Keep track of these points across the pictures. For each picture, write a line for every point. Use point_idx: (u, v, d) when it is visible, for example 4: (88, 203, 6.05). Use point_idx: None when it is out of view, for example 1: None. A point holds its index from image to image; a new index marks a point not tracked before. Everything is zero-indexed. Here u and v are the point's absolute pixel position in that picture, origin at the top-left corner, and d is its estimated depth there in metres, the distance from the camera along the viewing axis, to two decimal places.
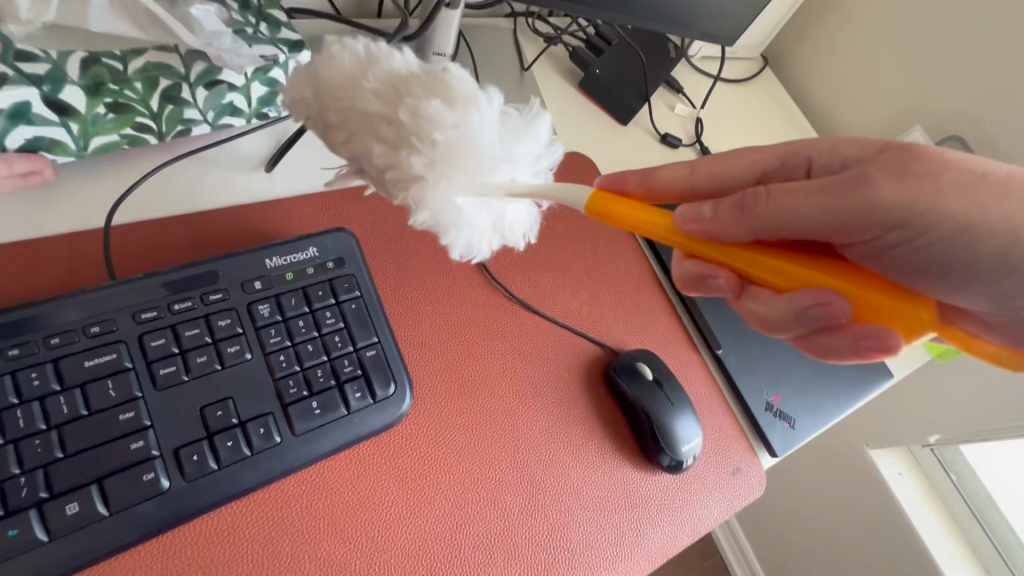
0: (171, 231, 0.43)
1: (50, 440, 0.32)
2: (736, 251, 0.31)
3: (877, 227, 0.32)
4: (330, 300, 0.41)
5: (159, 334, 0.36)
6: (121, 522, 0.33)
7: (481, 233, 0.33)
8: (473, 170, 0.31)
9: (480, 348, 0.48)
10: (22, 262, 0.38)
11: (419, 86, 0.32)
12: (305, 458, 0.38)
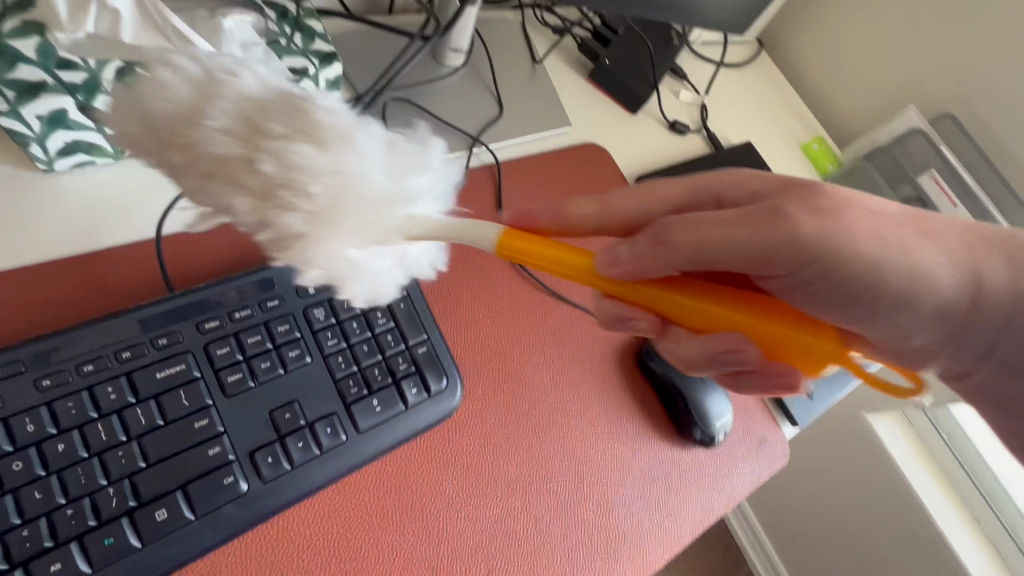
0: (225, 246, 0.40)
1: (132, 451, 0.31)
2: (642, 288, 0.33)
3: (792, 261, 0.32)
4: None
5: (224, 342, 0.34)
6: (226, 525, 0.32)
7: (384, 275, 0.33)
8: (361, 220, 0.30)
9: (518, 345, 0.46)
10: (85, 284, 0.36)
11: (279, 119, 0.29)
12: (370, 453, 0.36)
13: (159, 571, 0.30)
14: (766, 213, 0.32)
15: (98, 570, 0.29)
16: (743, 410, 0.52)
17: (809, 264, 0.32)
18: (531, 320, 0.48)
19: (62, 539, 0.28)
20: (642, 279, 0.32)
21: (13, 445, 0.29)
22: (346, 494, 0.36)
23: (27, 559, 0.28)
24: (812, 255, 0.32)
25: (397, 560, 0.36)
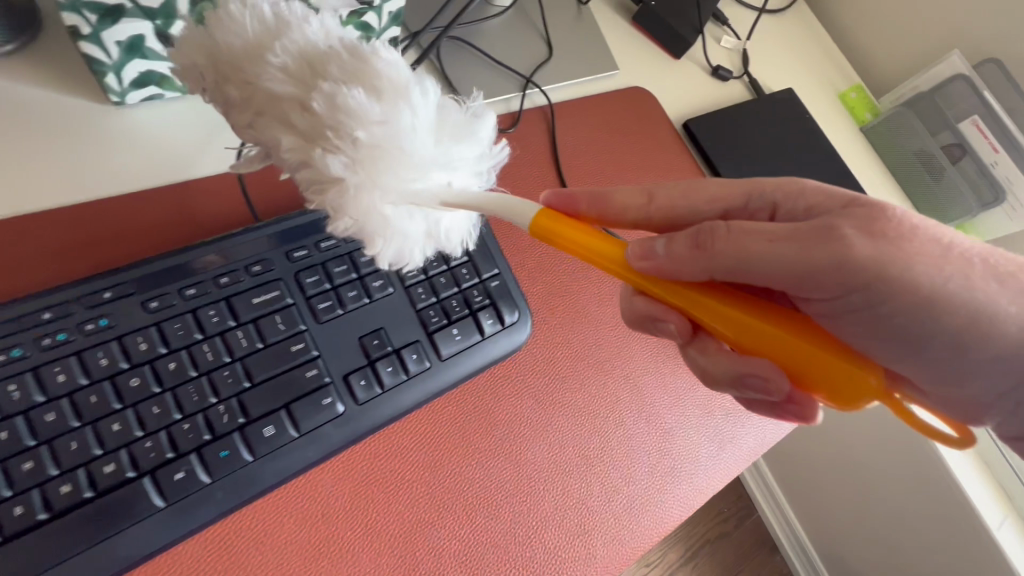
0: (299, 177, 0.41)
1: (237, 371, 0.32)
2: (671, 287, 0.30)
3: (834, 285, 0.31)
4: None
5: (312, 270, 0.35)
6: (328, 441, 0.33)
7: (414, 238, 0.29)
8: (398, 176, 0.27)
9: (583, 282, 0.47)
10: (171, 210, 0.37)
11: (338, 65, 0.27)
12: (452, 380, 0.38)
13: (272, 482, 0.32)
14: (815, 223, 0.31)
15: (216, 479, 0.30)
16: None
17: (853, 288, 0.31)
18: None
19: (183, 450, 0.30)
20: (688, 271, 0.29)
21: (128, 362, 0.30)
22: (431, 416, 0.38)
23: (153, 467, 0.29)
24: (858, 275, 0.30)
25: (482, 476, 0.38)
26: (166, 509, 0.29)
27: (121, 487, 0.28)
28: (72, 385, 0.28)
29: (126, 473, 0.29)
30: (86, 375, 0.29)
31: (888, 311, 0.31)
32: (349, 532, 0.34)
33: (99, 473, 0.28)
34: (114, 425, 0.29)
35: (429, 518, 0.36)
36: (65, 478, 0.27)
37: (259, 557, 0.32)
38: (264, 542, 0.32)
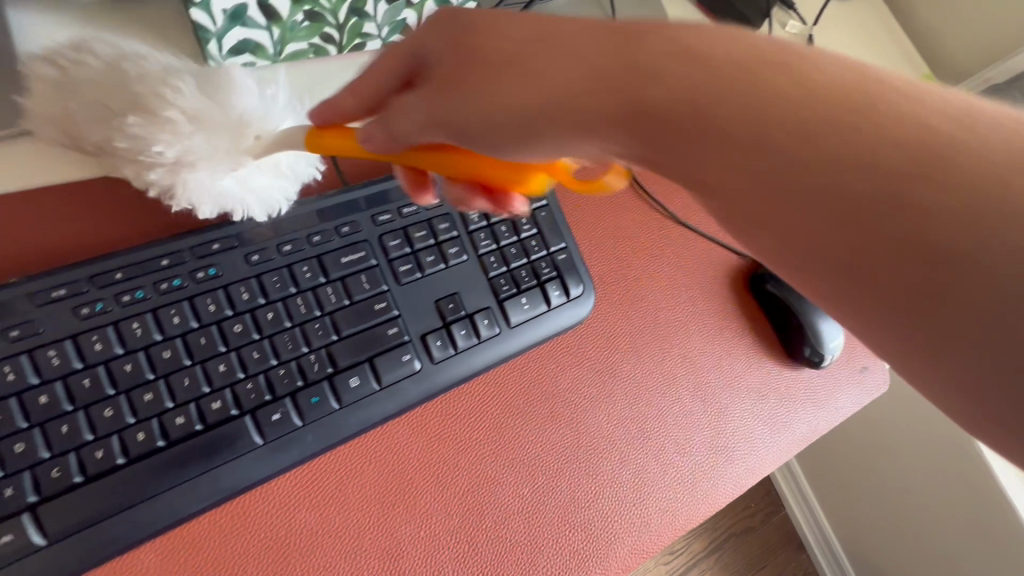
0: None
1: (327, 324, 0.34)
2: (419, 153, 0.29)
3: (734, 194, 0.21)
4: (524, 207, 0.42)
5: (395, 234, 0.37)
6: (406, 395, 0.35)
7: (259, 192, 0.33)
8: (203, 176, 0.31)
9: (645, 262, 0.48)
10: None
11: (122, 98, 0.30)
12: (519, 347, 0.39)
13: (355, 430, 0.34)
14: (745, 88, 0.21)
15: (308, 423, 0.33)
16: (849, 341, 0.53)
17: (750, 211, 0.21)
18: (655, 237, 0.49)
19: (279, 394, 0.32)
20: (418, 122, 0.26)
21: (232, 309, 0.32)
22: (501, 380, 0.39)
23: (254, 407, 0.31)
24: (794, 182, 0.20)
25: (546, 440, 0.39)
26: (264, 446, 0.31)
27: (227, 423, 0.31)
28: (185, 326, 0.31)
29: (230, 411, 0.31)
30: (197, 318, 0.31)
31: (887, 263, 0.19)
32: (425, 483, 0.35)
33: (208, 409, 0.30)
34: (220, 365, 0.31)
35: (498, 475, 0.37)
36: (180, 411, 0.30)
37: (343, 500, 0.33)
38: (349, 486, 0.34)
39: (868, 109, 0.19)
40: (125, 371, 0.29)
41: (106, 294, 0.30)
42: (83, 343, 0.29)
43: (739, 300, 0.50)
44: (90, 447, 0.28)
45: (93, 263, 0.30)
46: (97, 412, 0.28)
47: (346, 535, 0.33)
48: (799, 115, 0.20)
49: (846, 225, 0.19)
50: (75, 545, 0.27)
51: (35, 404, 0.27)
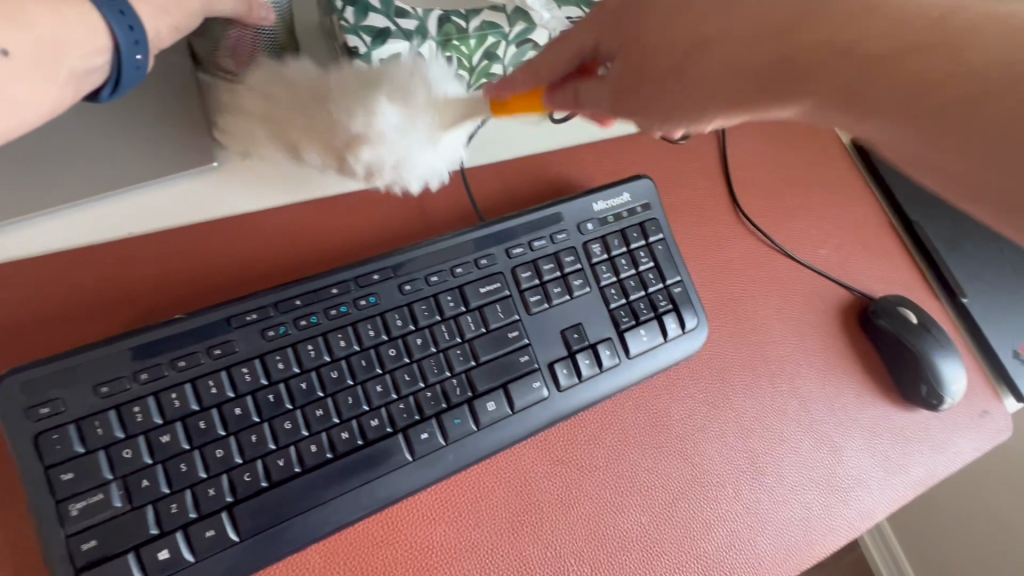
0: (504, 181, 0.45)
1: (467, 350, 0.36)
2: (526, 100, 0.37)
3: (791, 62, 0.26)
4: (642, 241, 0.43)
5: (526, 266, 0.39)
6: (536, 419, 0.37)
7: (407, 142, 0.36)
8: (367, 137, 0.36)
9: (753, 294, 0.48)
10: (405, 204, 0.42)
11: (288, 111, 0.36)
12: (635, 377, 0.41)
13: (490, 451, 0.36)
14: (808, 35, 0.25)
15: (450, 442, 0.35)
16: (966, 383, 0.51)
17: (807, 63, 0.25)
18: (764, 273, 0.50)
19: (427, 414, 0.35)
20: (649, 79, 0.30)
21: (388, 334, 0.35)
22: (619, 409, 0.41)
23: (405, 425, 0.34)
24: (828, 49, 0.25)
25: (661, 470, 0.40)
26: (414, 463, 0.34)
27: (383, 440, 0.34)
28: (350, 348, 0.34)
29: (386, 429, 0.34)
30: (359, 342, 0.34)
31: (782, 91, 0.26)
32: (552, 505, 0.37)
33: (368, 425, 0.33)
34: (378, 386, 0.34)
35: (616, 501, 0.38)
36: (344, 427, 0.33)
37: (479, 517, 0.36)
38: (483, 502, 0.36)
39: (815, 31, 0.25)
40: (302, 388, 0.33)
41: (287, 319, 0.33)
42: (268, 362, 0.32)
43: (844, 337, 0.50)
44: (273, 456, 0.31)
45: (278, 290, 0.34)
46: (279, 423, 0.32)
47: (481, 550, 0.35)
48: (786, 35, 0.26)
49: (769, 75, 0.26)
50: (257, 545, 0.31)
51: (232, 415, 0.31)
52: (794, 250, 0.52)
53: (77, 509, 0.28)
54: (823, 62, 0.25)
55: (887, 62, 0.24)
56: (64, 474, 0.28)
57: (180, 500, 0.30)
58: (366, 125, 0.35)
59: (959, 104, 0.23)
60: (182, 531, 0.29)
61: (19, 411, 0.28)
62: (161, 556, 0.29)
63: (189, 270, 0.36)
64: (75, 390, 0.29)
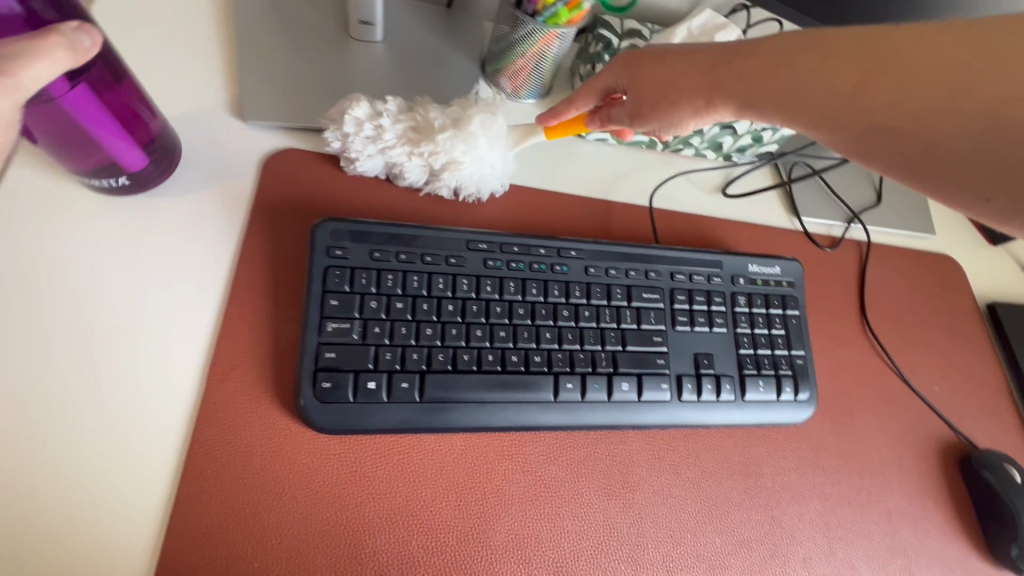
0: (675, 227, 0.54)
1: (620, 335, 0.44)
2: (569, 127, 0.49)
3: (737, 90, 0.39)
4: (781, 310, 0.49)
5: (683, 291, 0.47)
6: (653, 413, 0.43)
7: (492, 165, 0.46)
8: (488, 161, 0.46)
9: (861, 399, 0.52)
10: (597, 218, 0.52)
11: (392, 131, 0.44)
12: (742, 418, 0.46)
13: (610, 421, 0.42)
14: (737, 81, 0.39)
15: (584, 400, 0.42)
16: None
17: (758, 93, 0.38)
18: (875, 384, 0.54)
19: (575, 370, 0.42)
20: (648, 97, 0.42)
21: (567, 298, 0.43)
22: (719, 440, 0.46)
23: (558, 371, 0.42)
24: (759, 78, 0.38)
25: (743, 508, 0.44)
26: (554, 402, 0.41)
27: (538, 375, 0.41)
28: (538, 296, 0.43)
29: (543, 367, 0.41)
30: (545, 294, 0.43)
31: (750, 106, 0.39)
32: (643, 492, 0.42)
33: (532, 358, 0.41)
34: (548, 332, 0.42)
35: (698, 516, 0.42)
36: (516, 352, 0.41)
37: (585, 472, 0.41)
38: (590, 464, 0.41)
39: (739, 74, 0.39)
40: (497, 310, 0.41)
41: (504, 257, 0.43)
42: (481, 281, 0.42)
43: (941, 474, 0.52)
44: (461, 350, 0.40)
45: (504, 235, 0.43)
46: (473, 329, 0.40)
47: (578, 502, 0.40)
48: (704, 72, 0.40)
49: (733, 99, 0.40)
50: (427, 411, 0.38)
51: (445, 308, 0.40)
52: (907, 377, 0.55)
53: (330, 328, 0.38)
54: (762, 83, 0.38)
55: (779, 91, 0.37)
56: (332, 301, 0.38)
57: (394, 352, 0.38)
58: (466, 151, 0.44)
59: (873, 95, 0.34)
60: (386, 375, 0.38)
61: (323, 247, 0.39)
62: (369, 385, 0.37)
63: (439, 204, 0.47)
64: (358, 248, 0.40)
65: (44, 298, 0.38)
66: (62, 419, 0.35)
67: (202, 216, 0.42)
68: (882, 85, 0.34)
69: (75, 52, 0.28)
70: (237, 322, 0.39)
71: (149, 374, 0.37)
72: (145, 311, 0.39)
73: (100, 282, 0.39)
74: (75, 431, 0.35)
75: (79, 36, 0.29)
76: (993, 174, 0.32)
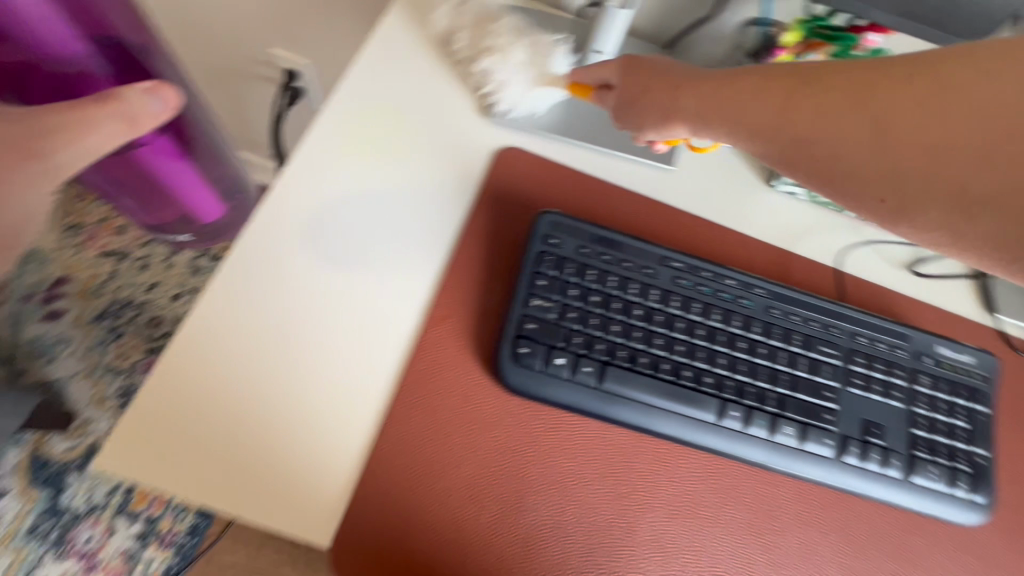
0: (855, 293, 0.54)
1: (791, 379, 0.45)
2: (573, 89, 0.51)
3: (736, 109, 0.41)
4: (967, 401, 0.47)
5: (862, 355, 0.47)
6: (811, 466, 0.43)
7: (524, 92, 0.52)
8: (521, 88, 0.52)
9: None
10: (777, 265, 0.53)
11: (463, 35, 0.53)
12: (905, 500, 0.44)
13: (766, 459, 0.43)
14: (731, 107, 0.41)
15: (745, 432, 0.43)
16: None
17: (778, 124, 0.39)
18: None
19: (743, 401, 0.43)
20: (660, 112, 0.45)
21: (746, 331, 0.45)
22: (875, 515, 0.44)
23: (726, 397, 0.43)
24: (750, 110, 0.40)
25: None
26: (716, 425, 0.43)
27: (707, 395, 0.43)
28: (719, 322, 0.45)
29: (713, 389, 0.43)
30: (726, 323, 0.45)
31: (736, 120, 0.41)
32: (787, 539, 0.42)
33: (703, 378, 0.43)
34: (723, 358, 0.44)
35: None
36: (689, 368, 0.43)
37: (732, 501, 0.42)
38: (738, 494, 0.42)
39: (698, 104, 0.43)
40: (680, 325, 0.44)
41: (694, 279, 0.46)
42: (669, 296, 0.45)
43: None
44: (641, 352, 0.43)
45: (697, 259, 0.46)
46: (654, 336, 0.44)
47: (722, 526, 0.41)
48: (677, 88, 0.44)
49: (700, 97, 0.43)
50: (601, 398, 0.42)
51: (633, 312, 0.44)
52: None
53: (535, 303, 0.43)
54: (739, 111, 0.41)
55: (776, 120, 0.39)
56: (540, 280, 0.44)
57: (584, 339, 0.43)
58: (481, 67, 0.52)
59: (869, 135, 0.36)
60: (574, 357, 0.42)
61: (541, 234, 0.45)
62: (557, 361, 0.42)
63: (633, 221, 0.52)
64: (570, 242, 0.45)
65: (315, 229, 0.46)
66: (311, 329, 0.43)
67: (438, 192, 0.50)
68: (844, 112, 0.37)
69: (145, 144, 0.42)
70: (455, 281, 0.46)
71: (378, 312, 0.44)
72: (384, 259, 0.46)
73: (357, 227, 0.47)
74: (317, 338, 0.43)
75: (146, 98, 0.46)
76: (890, 175, 0.36)
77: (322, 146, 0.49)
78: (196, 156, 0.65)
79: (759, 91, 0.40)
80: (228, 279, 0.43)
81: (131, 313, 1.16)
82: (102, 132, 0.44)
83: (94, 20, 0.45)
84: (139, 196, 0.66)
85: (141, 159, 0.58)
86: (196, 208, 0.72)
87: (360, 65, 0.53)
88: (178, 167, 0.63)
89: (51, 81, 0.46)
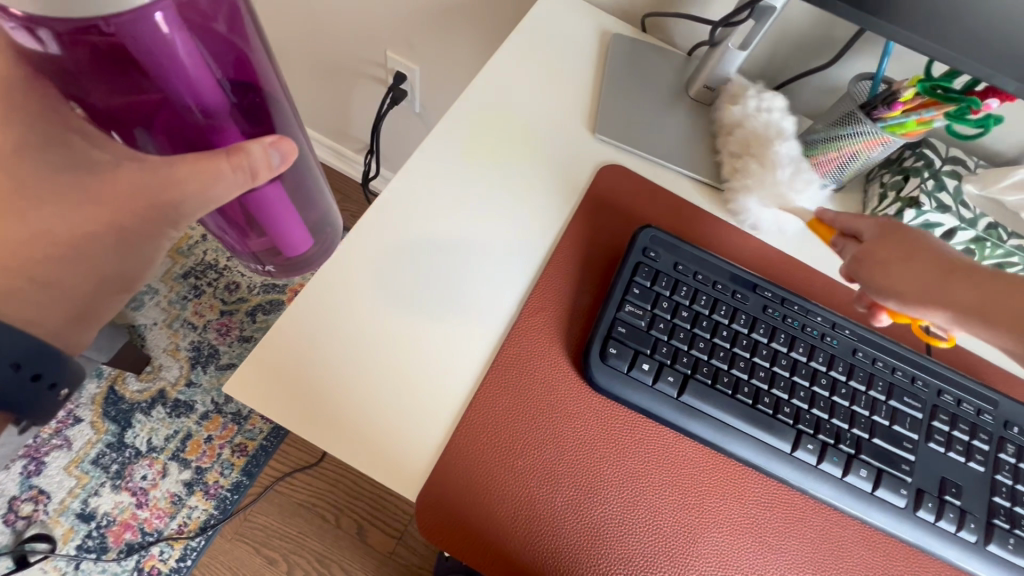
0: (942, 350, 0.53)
1: (869, 423, 0.45)
2: (815, 224, 0.53)
3: (926, 279, 0.45)
4: None
5: (945, 412, 0.46)
6: (882, 512, 0.43)
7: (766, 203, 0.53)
8: (765, 184, 0.52)
9: None
10: (863, 311, 0.53)
11: (741, 128, 0.55)
12: (978, 566, 0.43)
13: (836, 497, 0.43)
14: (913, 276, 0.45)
15: (818, 467, 0.43)
16: None
17: (952, 306, 0.43)
18: None
19: (818, 435, 0.44)
20: (859, 269, 0.48)
21: (828, 369, 0.46)
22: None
23: (802, 429, 0.44)
24: (945, 285, 0.44)
25: None
26: (789, 454, 0.43)
27: (783, 424, 0.44)
28: (802, 356, 0.46)
29: (790, 419, 0.44)
30: (810, 357, 0.46)
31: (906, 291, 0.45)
32: None
33: (781, 407, 0.44)
34: (803, 391, 0.45)
35: None
36: (769, 395, 0.45)
37: (797, 533, 0.42)
38: (803, 527, 0.43)
39: (888, 267, 0.46)
40: (764, 352, 0.46)
41: (783, 311, 0.47)
42: (756, 322, 0.46)
43: None
44: (723, 372, 0.45)
45: (787, 292, 0.48)
46: (738, 359, 0.45)
47: (784, 555, 0.42)
48: (873, 249, 0.47)
49: (896, 270, 0.46)
50: (680, 409, 0.44)
51: (720, 332, 0.46)
52: None
53: (627, 309, 0.45)
54: (943, 294, 0.44)
55: (953, 284, 0.44)
56: (634, 289, 0.46)
57: (668, 350, 0.45)
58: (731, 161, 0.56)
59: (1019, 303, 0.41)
60: (658, 365, 0.44)
61: (640, 246, 0.48)
62: (642, 367, 0.44)
63: (722, 248, 0.54)
64: (666, 258, 0.47)
65: (430, 212, 0.50)
66: (417, 301, 0.46)
67: (542, 193, 0.53)
68: (1009, 300, 0.42)
69: (253, 178, 0.36)
70: (550, 278, 0.49)
71: (476, 296, 0.47)
72: (487, 248, 0.50)
73: (466, 215, 0.51)
74: (421, 310, 0.46)
75: (269, 153, 0.36)
76: None
77: (444, 139, 0.54)
78: (308, 202, 0.48)
79: (936, 263, 0.45)
80: (351, 245, 0.47)
81: (213, 275, 1.23)
82: (221, 188, 0.35)
83: (232, 59, 0.35)
84: (238, 229, 0.46)
85: (247, 200, 0.42)
86: (285, 246, 0.48)
87: (480, 74, 0.58)
88: (286, 211, 0.45)
89: (176, 130, 0.34)
